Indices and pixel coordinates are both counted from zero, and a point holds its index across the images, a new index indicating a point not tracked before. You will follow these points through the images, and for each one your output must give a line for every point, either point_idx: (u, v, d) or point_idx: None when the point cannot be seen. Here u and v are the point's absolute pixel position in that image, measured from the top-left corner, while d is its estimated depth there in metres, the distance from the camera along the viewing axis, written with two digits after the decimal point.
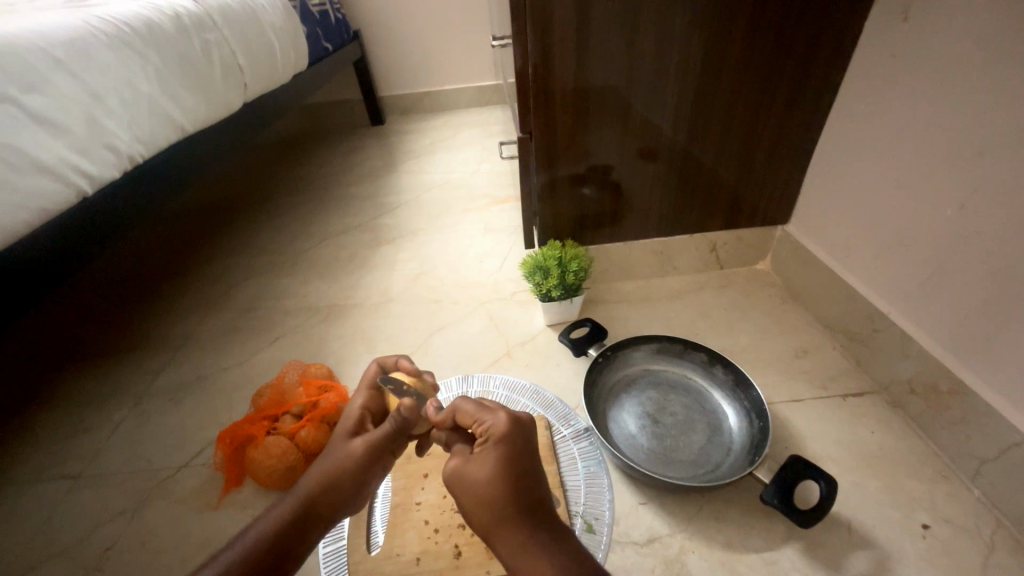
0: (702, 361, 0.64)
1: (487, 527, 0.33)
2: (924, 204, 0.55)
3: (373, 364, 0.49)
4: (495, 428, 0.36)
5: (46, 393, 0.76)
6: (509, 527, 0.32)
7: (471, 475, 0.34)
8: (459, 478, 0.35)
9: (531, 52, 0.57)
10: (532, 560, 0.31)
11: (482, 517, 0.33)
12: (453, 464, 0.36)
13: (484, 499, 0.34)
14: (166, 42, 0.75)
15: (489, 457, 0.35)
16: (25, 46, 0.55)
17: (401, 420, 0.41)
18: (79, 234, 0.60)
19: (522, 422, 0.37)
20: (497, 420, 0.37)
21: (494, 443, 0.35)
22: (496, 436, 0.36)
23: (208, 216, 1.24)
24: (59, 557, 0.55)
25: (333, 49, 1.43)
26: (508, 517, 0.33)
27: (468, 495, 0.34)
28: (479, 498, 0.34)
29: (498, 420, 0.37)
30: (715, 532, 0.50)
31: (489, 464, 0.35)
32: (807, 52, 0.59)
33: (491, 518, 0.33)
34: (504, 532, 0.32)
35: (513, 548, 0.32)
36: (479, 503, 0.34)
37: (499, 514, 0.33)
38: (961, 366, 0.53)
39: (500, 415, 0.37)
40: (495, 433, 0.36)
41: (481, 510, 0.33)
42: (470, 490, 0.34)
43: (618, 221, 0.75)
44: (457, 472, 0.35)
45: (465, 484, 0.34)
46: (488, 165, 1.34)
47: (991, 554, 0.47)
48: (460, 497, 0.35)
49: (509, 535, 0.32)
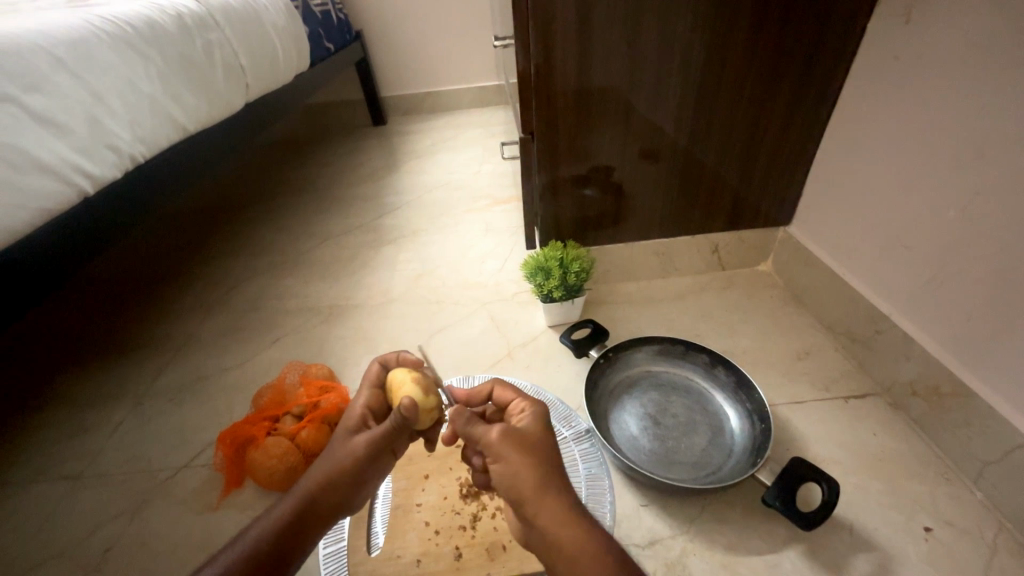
0: (703, 362, 0.64)
1: (531, 485, 0.35)
2: (926, 206, 0.55)
3: (375, 362, 0.49)
4: (537, 404, 0.41)
5: (46, 393, 0.76)
6: (554, 488, 0.35)
7: (523, 436, 0.37)
8: (508, 437, 0.37)
9: (533, 53, 0.56)
10: (575, 519, 0.34)
11: (529, 474, 0.35)
12: (500, 427, 0.38)
13: (533, 457, 0.36)
14: (168, 42, 0.75)
15: (536, 425, 0.39)
16: (27, 46, 0.55)
17: (400, 419, 0.40)
18: (81, 234, 0.60)
19: (556, 406, 0.43)
20: (538, 399, 0.42)
21: (539, 416, 0.40)
22: (539, 411, 0.40)
23: (209, 216, 1.24)
24: (60, 557, 0.55)
25: (335, 49, 1.43)
26: (552, 481, 0.35)
27: (516, 454, 0.36)
28: (528, 456, 0.36)
29: (538, 399, 0.42)
30: (717, 535, 0.50)
31: (535, 432, 0.38)
32: (809, 53, 0.58)
33: (539, 478, 0.35)
34: (551, 492, 0.35)
35: (558, 509, 0.34)
36: (528, 463, 0.36)
37: (545, 475, 0.35)
38: (964, 369, 0.53)
39: (536, 398, 0.42)
40: (537, 407, 0.40)
41: (529, 469, 0.35)
42: (521, 448, 0.36)
43: (620, 222, 0.75)
44: (506, 432, 0.37)
45: (516, 442, 0.37)
46: (489, 165, 1.34)
47: (994, 557, 0.47)
48: (505, 455, 0.36)
49: (554, 495, 0.34)
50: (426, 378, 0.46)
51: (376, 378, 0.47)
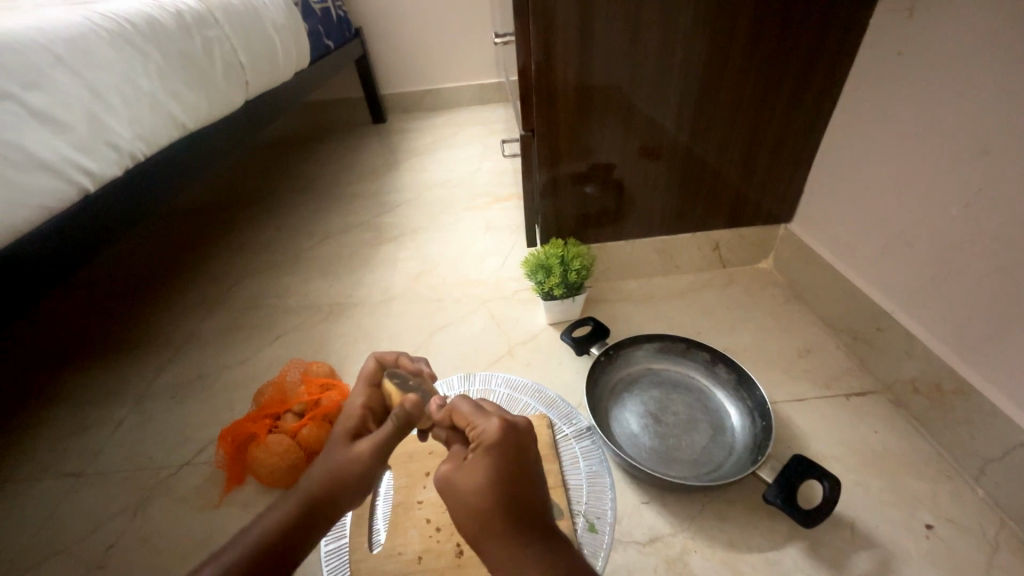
0: (705, 360, 0.64)
1: (476, 534, 0.33)
2: (928, 203, 0.55)
3: (372, 359, 0.48)
4: (489, 435, 0.35)
5: (47, 392, 0.76)
6: (501, 540, 0.32)
7: (464, 485, 0.33)
8: (449, 486, 0.34)
9: (534, 50, 0.56)
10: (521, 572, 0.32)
11: (470, 527, 0.33)
12: (444, 472, 0.35)
13: (474, 509, 0.33)
14: (168, 40, 0.75)
15: (481, 467, 0.33)
16: (26, 43, 0.55)
17: (403, 416, 0.40)
18: (81, 232, 0.60)
19: (517, 428, 0.36)
20: (493, 425, 0.35)
21: (487, 452, 0.34)
22: (490, 444, 0.34)
23: (209, 214, 1.24)
24: (62, 555, 0.55)
25: (334, 47, 1.43)
26: (498, 530, 0.32)
27: (456, 506, 0.33)
28: (469, 508, 0.33)
29: (493, 427, 0.35)
30: (718, 532, 0.50)
31: (480, 475, 0.33)
32: (811, 49, 0.58)
33: (483, 528, 0.32)
34: (494, 544, 0.32)
35: (503, 560, 0.32)
36: (470, 516, 0.33)
37: (488, 528, 0.32)
38: (965, 366, 0.53)
39: (493, 422, 0.36)
40: (489, 440, 0.35)
41: (471, 522, 0.33)
42: (462, 501, 0.33)
43: (621, 220, 0.75)
44: (447, 481, 0.34)
45: (455, 493, 0.33)
46: (489, 163, 1.33)
47: (995, 554, 0.47)
48: (449, 504, 0.34)
49: (500, 548, 0.32)
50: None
51: (374, 375, 0.46)
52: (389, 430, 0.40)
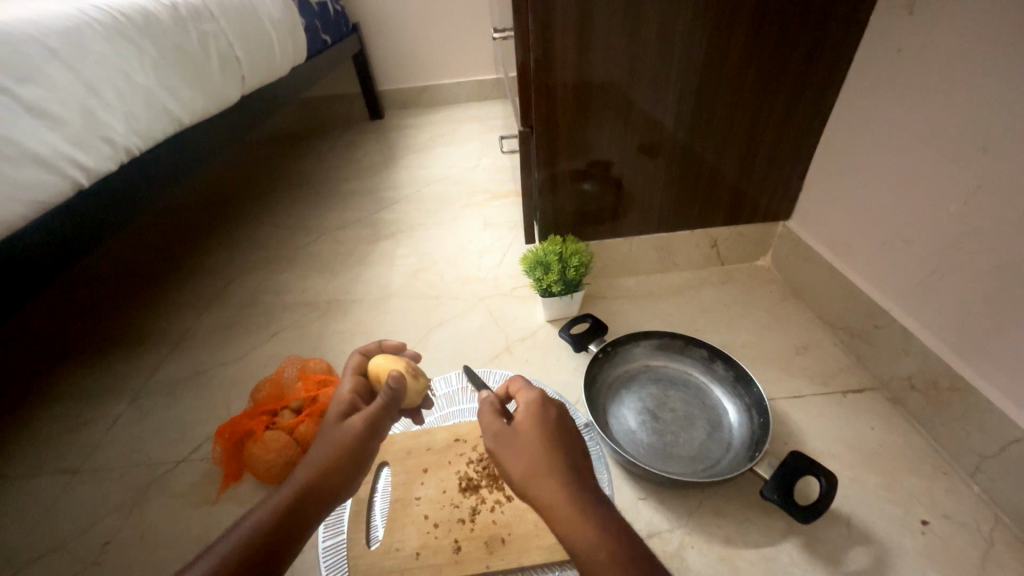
0: (703, 356, 0.64)
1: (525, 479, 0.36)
2: (927, 199, 0.55)
3: (355, 353, 0.50)
4: (529, 400, 0.41)
5: (42, 389, 0.75)
6: (547, 481, 0.35)
7: (517, 438, 0.38)
8: (503, 443, 0.39)
9: (532, 46, 0.56)
10: (570, 510, 0.34)
11: (523, 472, 0.36)
12: (494, 434, 0.40)
13: (525, 454, 0.37)
14: (163, 34, 0.74)
15: (528, 423, 0.39)
16: (19, 35, 0.54)
17: (390, 393, 0.43)
18: (75, 227, 0.60)
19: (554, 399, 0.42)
20: (533, 392, 0.42)
21: (530, 412, 0.40)
22: (531, 407, 0.41)
23: (206, 210, 1.24)
24: (57, 552, 0.55)
25: (331, 41, 1.41)
26: (545, 472, 0.36)
27: (510, 459, 0.38)
28: (522, 455, 0.37)
29: (533, 395, 0.42)
30: (715, 528, 0.50)
31: (529, 427, 0.39)
32: (811, 45, 0.58)
33: (532, 471, 0.36)
34: (542, 486, 0.35)
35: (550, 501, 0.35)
36: (522, 462, 0.37)
37: (537, 469, 0.36)
38: (962, 363, 0.53)
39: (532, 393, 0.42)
40: (530, 404, 0.41)
41: (522, 467, 0.37)
42: (516, 451, 0.38)
43: (619, 217, 0.75)
44: (502, 437, 0.39)
45: (509, 447, 0.38)
46: (487, 160, 1.33)
47: (990, 550, 0.47)
48: (502, 461, 0.38)
49: (546, 489, 0.35)
50: (408, 363, 0.49)
51: (359, 366, 0.49)
52: (379, 406, 0.43)
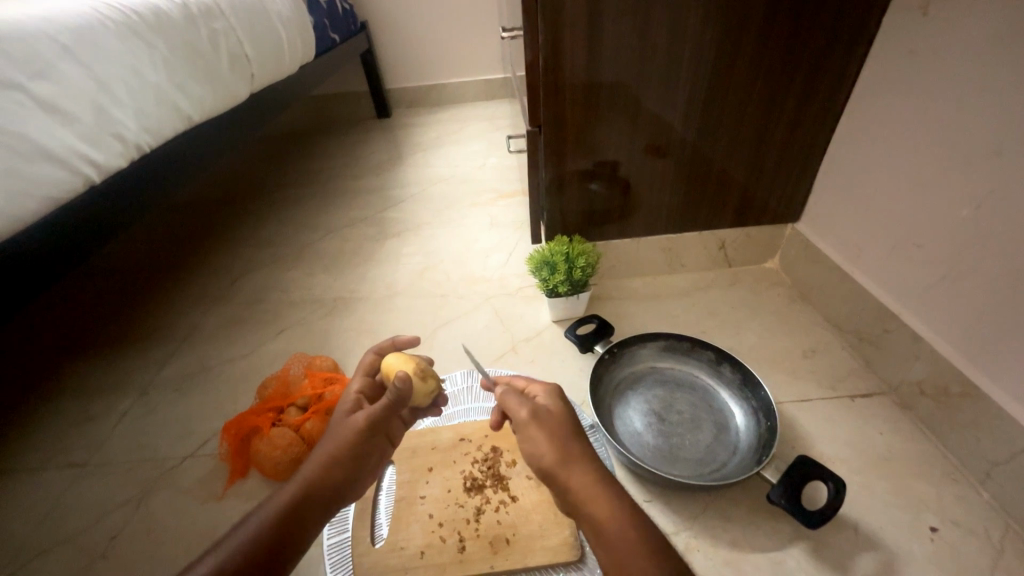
0: (709, 359, 0.64)
1: (562, 458, 0.36)
2: (939, 204, 0.54)
3: (369, 352, 0.51)
4: (552, 389, 0.42)
5: (50, 383, 0.76)
6: (586, 463, 0.36)
7: (548, 419, 0.39)
8: (536, 421, 0.39)
9: (542, 45, 0.56)
10: (605, 490, 0.35)
11: (560, 453, 0.37)
12: (525, 410, 0.40)
13: (561, 436, 0.38)
14: (174, 31, 0.74)
15: (557, 408, 0.41)
16: (32, 32, 0.54)
17: (396, 395, 0.43)
18: (84, 223, 0.60)
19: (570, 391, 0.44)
20: (550, 384, 0.44)
21: (555, 399, 0.41)
22: (555, 394, 0.42)
23: (213, 207, 1.24)
24: (65, 545, 0.55)
25: (340, 40, 1.42)
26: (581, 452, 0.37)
27: (542, 436, 0.38)
28: (557, 435, 0.38)
29: (552, 385, 0.43)
30: (721, 531, 0.50)
31: (559, 412, 0.40)
32: (823, 46, 0.57)
33: (572, 447, 0.37)
34: (582, 465, 0.36)
35: (589, 479, 0.35)
36: (558, 438, 0.38)
37: (575, 449, 0.37)
38: (973, 370, 0.52)
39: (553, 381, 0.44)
40: (554, 391, 0.42)
41: (560, 445, 0.37)
42: (547, 431, 0.38)
43: (626, 217, 0.74)
44: (535, 415, 0.39)
45: (541, 425, 0.38)
46: (494, 159, 1.33)
47: (1000, 558, 0.47)
48: (532, 437, 0.38)
49: (583, 472, 0.36)
50: (419, 363, 0.47)
51: (371, 366, 0.49)
52: (384, 406, 0.43)
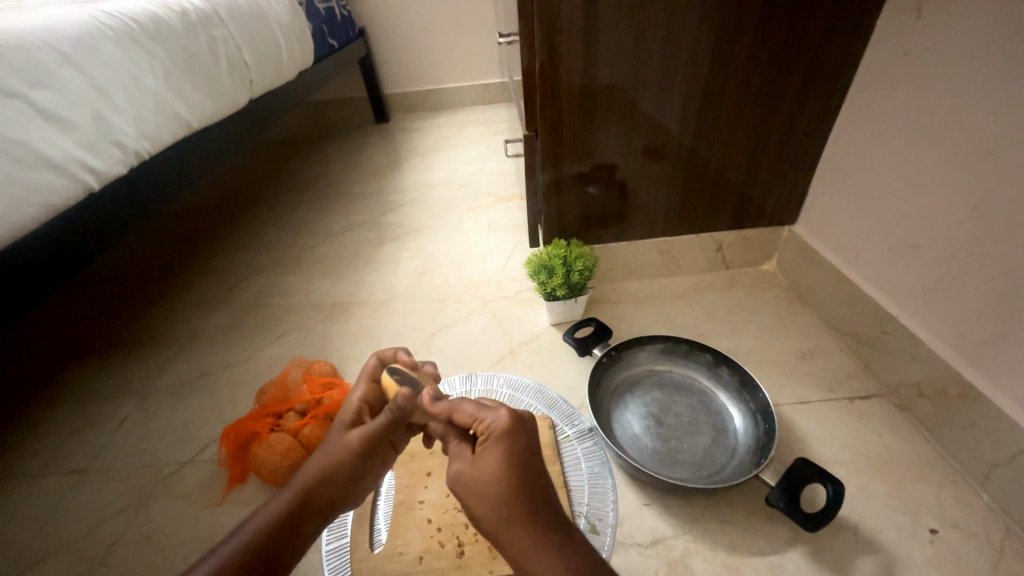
0: (708, 361, 0.64)
1: (495, 525, 0.33)
2: (935, 205, 0.54)
3: (373, 358, 0.49)
4: (496, 428, 0.36)
5: (50, 389, 0.76)
6: (521, 525, 0.33)
7: (476, 481, 0.34)
8: (467, 482, 0.35)
9: (538, 50, 0.56)
10: (543, 559, 0.31)
11: (492, 519, 0.33)
12: (456, 470, 0.36)
13: (495, 498, 0.34)
14: (173, 38, 0.75)
15: (495, 456, 0.35)
16: (32, 41, 0.55)
17: (396, 411, 0.41)
18: (85, 230, 0.60)
19: (525, 420, 0.37)
20: (498, 415, 0.37)
21: (499, 441, 0.35)
22: (500, 434, 0.36)
23: (213, 212, 1.25)
24: (63, 552, 0.55)
25: (338, 46, 1.43)
26: (514, 518, 0.33)
27: (474, 499, 0.34)
28: (489, 497, 0.34)
29: (500, 419, 0.37)
30: (720, 535, 0.50)
31: (496, 463, 0.34)
32: (819, 48, 0.58)
33: (502, 514, 0.33)
34: (516, 530, 0.33)
35: (524, 548, 0.32)
36: (487, 507, 0.34)
37: (506, 516, 0.33)
38: (971, 370, 0.52)
39: (498, 413, 0.37)
40: (499, 431, 0.36)
41: (491, 510, 0.33)
42: (477, 495, 0.34)
43: (624, 220, 0.74)
44: (463, 477, 0.35)
45: (470, 487, 0.34)
46: (492, 163, 1.33)
47: (1001, 560, 0.47)
48: (467, 502, 0.35)
49: (520, 537, 0.32)
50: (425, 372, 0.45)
51: (374, 373, 0.48)
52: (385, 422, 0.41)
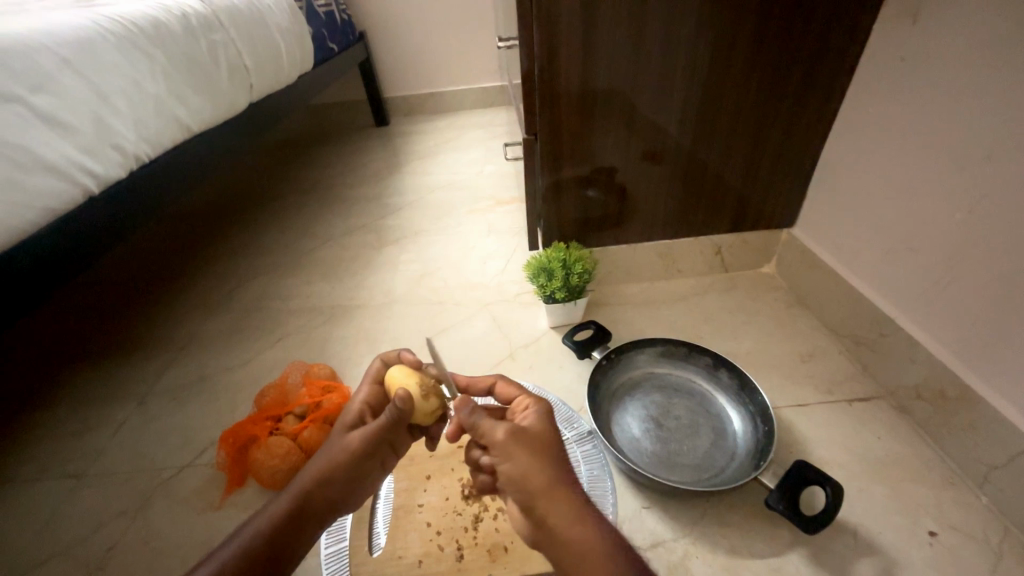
0: (707, 364, 0.64)
1: (544, 484, 0.34)
2: (932, 208, 0.55)
3: (376, 360, 0.49)
4: (542, 401, 0.40)
5: (49, 392, 0.76)
6: (568, 487, 0.34)
7: (530, 440, 0.36)
8: (516, 439, 0.36)
9: (537, 54, 0.56)
10: (586, 517, 0.33)
11: (542, 476, 0.34)
12: (504, 428, 0.36)
13: (543, 456, 0.35)
14: (174, 43, 0.75)
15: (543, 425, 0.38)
16: (33, 46, 0.55)
17: (396, 413, 0.41)
18: (85, 233, 0.60)
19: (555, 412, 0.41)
20: (540, 394, 0.41)
21: (544, 416, 0.38)
22: (544, 411, 0.39)
23: (212, 215, 1.25)
24: (61, 556, 0.55)
25: (338, 50, 1.43)
26: (564, 479, 0.34)
27: (520, 455, 0.35)
28: (541, 455, 0.35)
29: (542, 397, 0.41)
30: (720, 537, 0.50)
31: (544, 432, 0.37)
32: (815, 52, 0.58)
33: (553, 473, 0.34)
34: (565, 491, 0.34)
35: (569, 509, 0.33)
36: (536, 464, 0.34)
37: (555, 476, 0.34)
38: (969, 373, 0.53)
39: (541, 397, 0.41)
40: (542, 408, 0.39)
41: (540, 466, 0.34)
42: (528, 452, 0.35)
43: (623, 223, 0.75)
44: (515, 433, 0.36)
45: (524, 444, 0.35)
46: (492, 166, 1.34)
47: (1000, 563, 0.47)
48: (514, 457, 0.35)
49: (564, 498, 0.33)
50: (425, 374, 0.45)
51: (378, 375, 0.48)
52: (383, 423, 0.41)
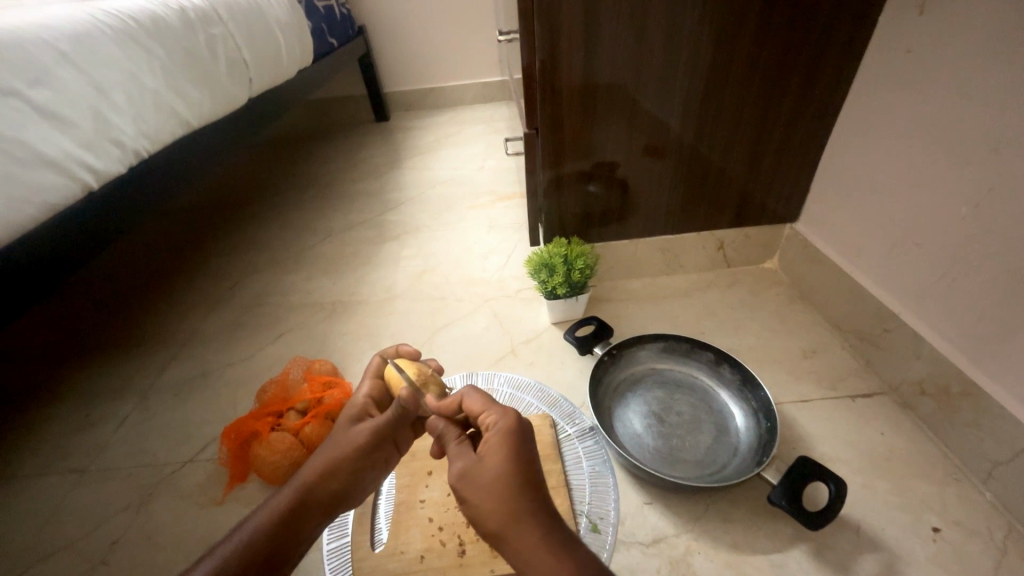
0: (709, 359, 0.64)
1: (500, 525, 0.32)
2: (938, 202, 0.54)
3: (377, 355, 0.49)
4: (504, 421, 0.36)
5: (50, 389, 0.76)
6: (524, 522, 0.32)
7: (480, 479, 0.34)
8: (467, 480, 0.34)
9: (538, 48, 0.56)
10: (549, 553, 0.31)
11: (495, 518, 0.33)
12: (458, 469, 0.35)
13: (497, 493, 0.33)
14: (172, 38, 0.75)
15: (498, 452, 0.35)
16: (31, 40, 0.55)
17: (400, 411, 0.42)
18: (84, 229, 0.60)
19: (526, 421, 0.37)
20: (506, 409, 0.37)
21: (499, 441, 0.35)
22: (501, 433, 0.36)
23: (213, 211, 1.24)
24: (64, 552, 0.55)
25: (338, 45, 1.43)
26: (518, 514, 0.32)
27: (480, 496, 0.33)
28: (491, 495, 0.33)
29: (508, 414, 0.37)
30: (722, 533, 0.50)
31: (498, 462, 0.34)
32: (820, 45, 0.57)
33: (507, 511, 0.32)
34: (521, 528, 0.32)
35: (528, 547, 0.31)
36: (489, 505, 0.33)
37: (508, 514, 0.32)
38: (973, 368, 0.52)
39: (505, 411, 0.37)
40: (501, 429, 0.36)
41: (499, 506, 0.33)
42: (480, 493, 0.33)
43: (625, 218, 0.74)
44: (466, 475, 0.35)
45: (474, 485, 0.34)
46: (492, 162, 1.33)
47: (1003, 558, 0.47)
48: (468, 500, 0.34)
49: (526, 532, 0.31)
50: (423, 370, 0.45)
51: (379, 369, 0.48)
52: (385, 421, 0.41)
